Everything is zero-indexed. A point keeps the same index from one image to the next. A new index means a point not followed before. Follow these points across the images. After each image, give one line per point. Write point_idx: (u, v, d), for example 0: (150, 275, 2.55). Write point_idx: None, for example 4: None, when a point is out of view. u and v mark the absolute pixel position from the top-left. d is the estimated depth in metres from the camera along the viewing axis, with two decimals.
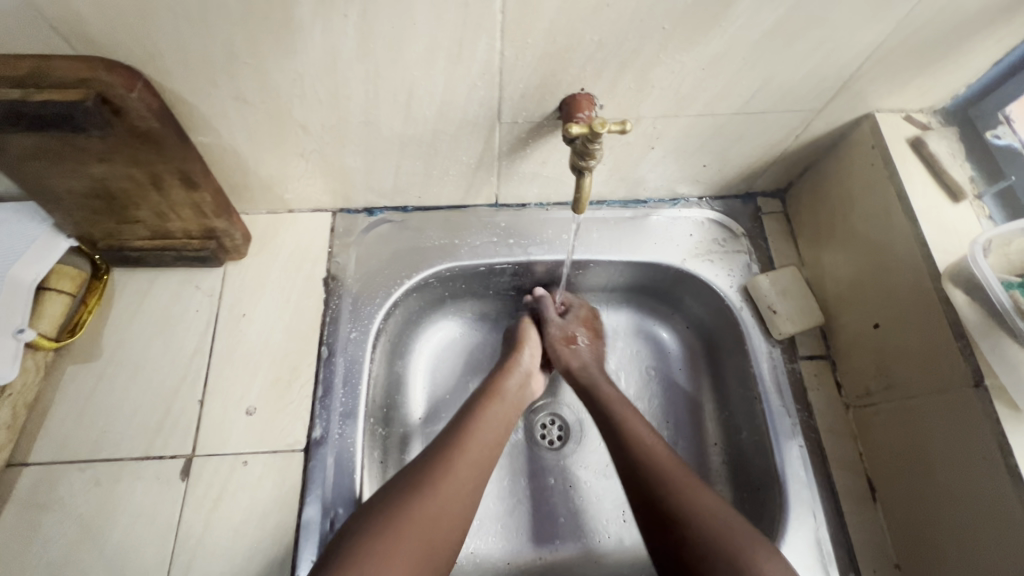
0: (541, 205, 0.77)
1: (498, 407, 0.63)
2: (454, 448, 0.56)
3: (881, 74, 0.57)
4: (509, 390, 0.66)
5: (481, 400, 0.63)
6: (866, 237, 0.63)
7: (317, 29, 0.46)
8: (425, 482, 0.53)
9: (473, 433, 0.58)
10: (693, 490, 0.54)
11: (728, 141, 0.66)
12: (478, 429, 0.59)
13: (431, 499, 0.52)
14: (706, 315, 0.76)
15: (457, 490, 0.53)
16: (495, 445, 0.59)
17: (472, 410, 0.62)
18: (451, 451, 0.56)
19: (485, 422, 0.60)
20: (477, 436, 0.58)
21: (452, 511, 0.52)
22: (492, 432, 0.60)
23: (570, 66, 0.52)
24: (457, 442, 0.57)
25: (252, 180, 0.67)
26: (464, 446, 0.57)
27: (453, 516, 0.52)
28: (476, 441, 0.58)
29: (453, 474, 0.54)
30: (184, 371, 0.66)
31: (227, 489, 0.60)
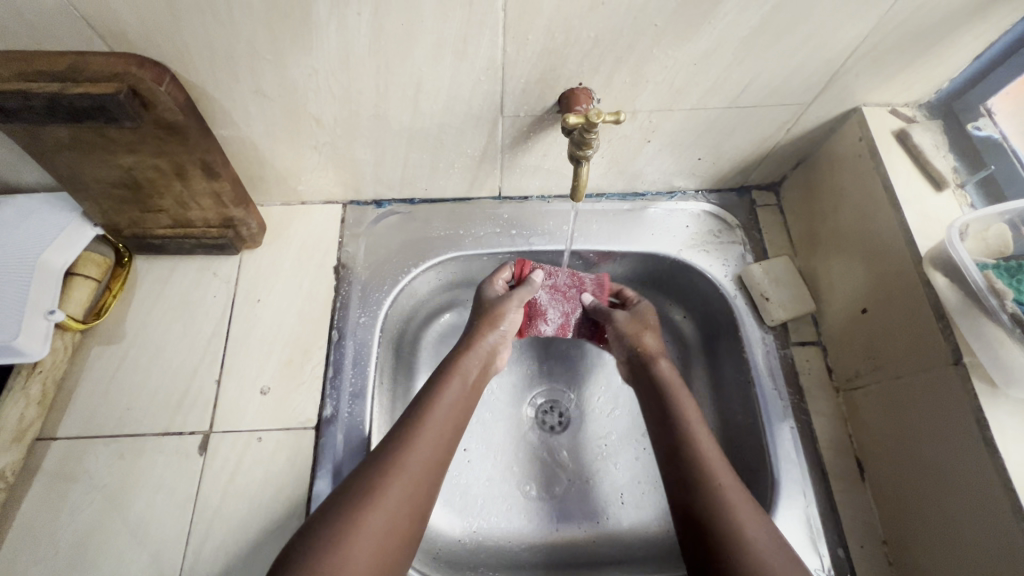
0: (542, 198, 0.80)
1: (455, 387, 0.62)
2: (410, 431, 0.57)
3: (866, 69, 0.59)
4: (471, 369, 0.65)
5: (441, 379, 0.63)
6: (854, 225, 0.66)
7: (332, 26, 0.50)
8: (387, 464, 0.54)
9: (429, 417, 0.59)
10: (736, 493, 0.54)
11: (722, 135, 0.68)
12: (436, 413, 0.59)
13: (393, 481, 0.53)
14: (702, 304, 0.79)
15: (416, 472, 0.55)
16: (455, 424, 0.60)
17: (432, 390, 0.61)
18: (410, 435, 0.57)
19: (443, 403, 0.60)
20: (435, 419, 0.59)
21: (413, 492, 0.54)
22: (448, 413, 0.60)
23: (568, 62, 0.55)
24: (414, 425, 0.58)
25: (268, 172, 0.70)
26: (422, 429, 0.57)
27: (411, 495, 0.54)
28: (434, 425, 0.58)
29: (409, 457, 0.55)
30: (202, 353, 0.69)
31: (242, 463, 0.64)
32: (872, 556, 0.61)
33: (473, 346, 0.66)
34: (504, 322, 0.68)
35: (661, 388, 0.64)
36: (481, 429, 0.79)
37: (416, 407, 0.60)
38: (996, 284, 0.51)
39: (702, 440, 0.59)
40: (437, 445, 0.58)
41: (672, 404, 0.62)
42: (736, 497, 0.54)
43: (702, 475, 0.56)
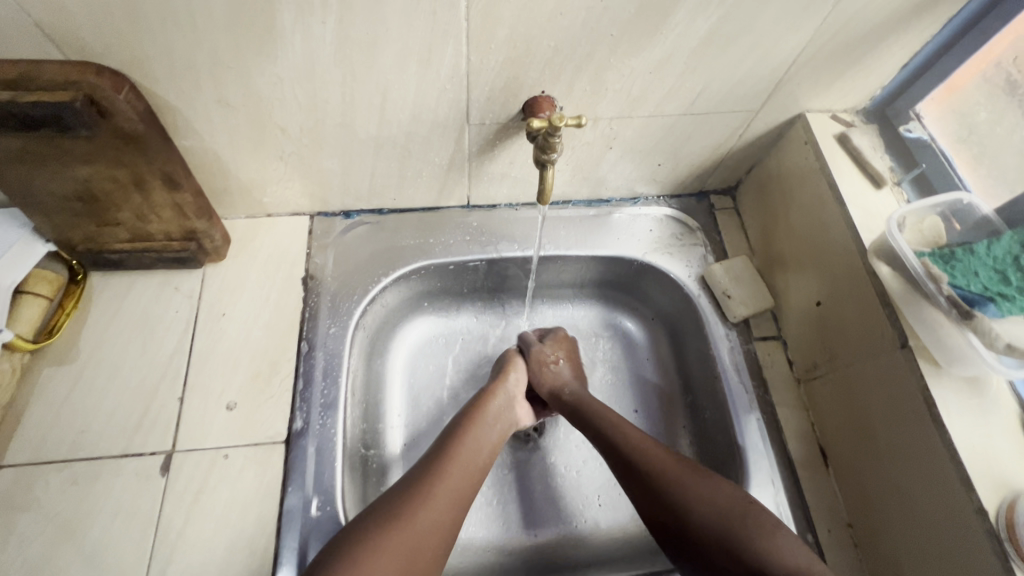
0: (510, 206, 0.81)
1: (487, 417, 0.66)
2: (439, 461, 0.59)
3: (806, 77, 0.64)
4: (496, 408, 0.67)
5: (464, 417, 0.65)
6: (805, 223, 0.69)
7: (296, 35, 0.50)
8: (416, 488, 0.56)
9: (462, 442, 0.62)
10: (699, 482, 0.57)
11: (679, 141, 0.72)
12: (465, 444, 0.62)
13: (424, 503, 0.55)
14: (670, 306, 0.82)
15: (443, 503, 0.56)
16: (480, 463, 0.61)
17: (458, 422, 0.65)
18: (444, 462, 0.59)
19: (472, 434, 0.63)
20: (468, 446, 0.62)
21: (442, 516, 0.55)
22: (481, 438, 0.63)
23: (530, 70, 0.57)
24: (430, 475, 0.58)
25: (232, 184, 0.70)
26: (452, 456, 0.60)
27: (434, 529, 0.54)
28: (466, 451, 0.61)
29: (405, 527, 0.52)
30: (163, 370, 0.67)
31: (209, 482, 0.61)
32: (840, 540, 0.63)
33: (493, 389, 0.69)
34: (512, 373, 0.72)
35: (584, 408, 0.68)
36: None
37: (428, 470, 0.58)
38: (933, 270, 0.54)
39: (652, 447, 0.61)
40: (459, 504, 0.57)
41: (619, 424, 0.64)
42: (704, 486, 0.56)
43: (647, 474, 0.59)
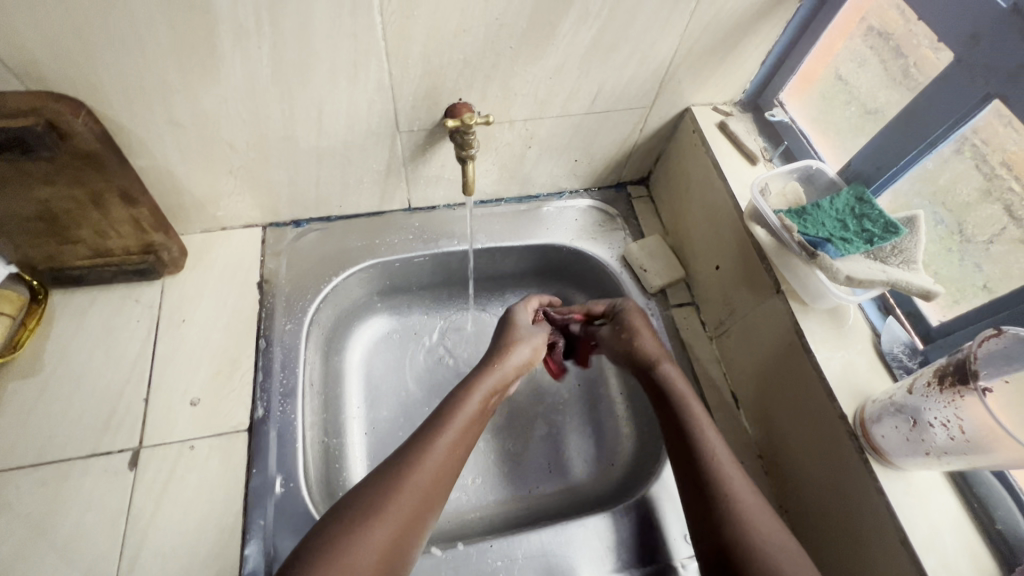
0: (448, 206, 0.90)
1: (482, 390, 0.68)
2: (429, 437, 0.61)
3: (685, 76, 0.75)
4: (493, 384, 0.69)
5: (463, 391, 0.67)
6: (701, 200, 0.80)
7: (235, 60, 0.58)
8: (408, 465, 0.58)
9: (455, 414, 0.64)
10: (743, 483, 0.57)
11: (589, 137, 0.82)
12: (457, 418, 0.64)
13: (413, 483, 0.57)
14: (599, 286, 0.91)
15: (428, 479, 0.58)
16: (466, 439, 0.64)
17: (456, 396, 0.66)
18: (434, 435, 0.61)
19: (467, 409, 0.65)
20: (460, 418, 0.64)
21: (427, 491, 0.58)
22: (473, 414, 0.65)
23: (446, 80, 0.67)
24: (420, 451, 0.60)
25: (186, 200, 0.76)
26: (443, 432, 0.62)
27: (417, 509, 0.56)
28: (457, 425, 0.63)
29: (379, 525, 0.54)
30: (128, 375, 0.71)
31: (176, 471, 0.66)
32: (752, 469, 0.71)
33: (502, 362, 0.71)
34: (520, 346, 0.74)
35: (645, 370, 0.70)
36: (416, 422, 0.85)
37: (404, 462, 0.59)
38: (786, 222, 0.63)
39: (712, 442, 0.61)
40: (430, 491, 0.58)
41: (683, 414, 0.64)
42: (758, 511, 0.55)
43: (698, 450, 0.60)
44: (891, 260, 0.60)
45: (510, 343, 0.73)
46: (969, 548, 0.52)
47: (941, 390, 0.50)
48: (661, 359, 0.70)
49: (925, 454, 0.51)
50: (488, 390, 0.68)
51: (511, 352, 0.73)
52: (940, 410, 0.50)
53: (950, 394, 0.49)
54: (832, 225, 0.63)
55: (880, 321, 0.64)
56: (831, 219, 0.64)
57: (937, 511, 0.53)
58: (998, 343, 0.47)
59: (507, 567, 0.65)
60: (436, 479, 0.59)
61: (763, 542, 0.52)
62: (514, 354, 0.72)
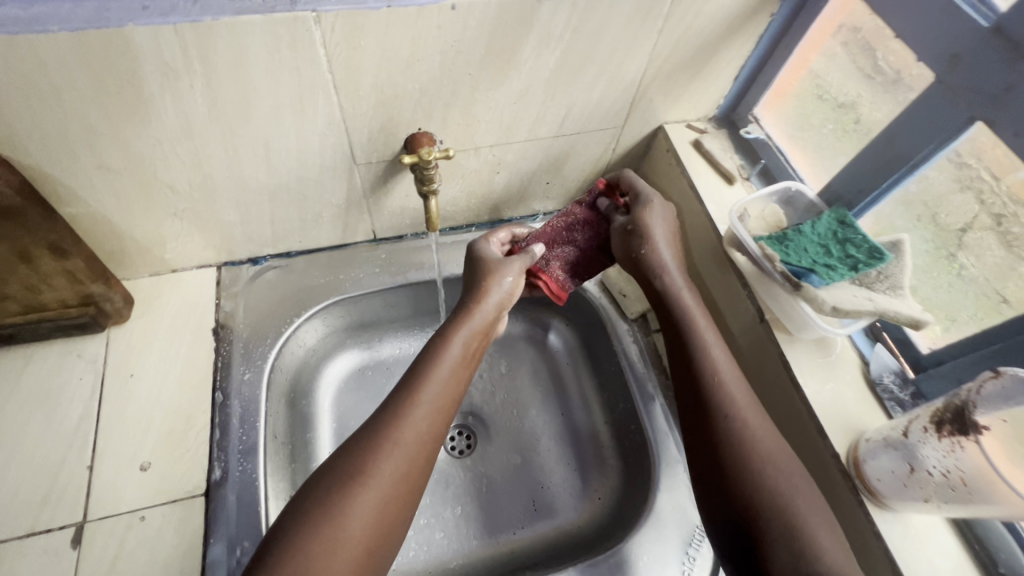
0: (417, 235, 0.85)
1: (463, 336, 0.60)
2: (406, 396, 0.54)
3: (656, 94, 0.72)
4: (475, 326, 0.61)
5: (444, 337, 0.59)
6: (679, 222, 0.77)
7: (166, 100, 0.53)
8: (385, 430, 0.51)
9: (437, 367, 0.56)
10: (758, 424, 0.55)
11: (560, 159, 0.78)
12: (438, 373, 0.56)
13: (392, 448, 0.50)
14: (577, 311, 0.88)
15: (410, 442, 0.51)
16: (453, 394, 0.57)
17: (436, 344, 0.59)
18: (412, 393, 0.54)
19: (449, 358, 0.58)
20: (443, 372, 0.56)
21: (413, 458, 0.51)
22: (456, 363, 0.58)
23: (403, 111, 0.62)
24: (399, 410, 0.53)
25: (128, 245, 0.70)
26: (422, 390, 0.54)
27: (400, 480, 0.50)
28: (440, 378, 0.56)
29: (358, 499, 0.47)
30: (69, 440, 0.65)
31: (124, 547, 0.60)
32: None
33: (480, 306, 0.62)
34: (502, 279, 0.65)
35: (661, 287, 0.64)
36: None
37: (382, 429, 0.51)
38: (768, 250, 0.60)
39: (716, 357, 0.59)
40: (416, 455, 0.51)
41: (689, 330, 0.61)
42: (755, 421, 0.55)
43: (716, 390, 0.57)
44: (877, 285, 0.57)
45: (489, 282, 0.64)
46: None
47: (940, 438, 0.47)
48: (668, 269, 0.64)
49: (925, 499, 0.48)
50: (472, 335, 0.60)
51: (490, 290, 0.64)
52: (939, 459, 0.46)
53: (949, 443, 0.46)
54: (815, 251, 0.60)
55: (869, 349, 0.62)
56: (812, 245, 0.61)
57: (938, 554, 0.51)
58: (994, 386, 0.43)
59: None
60: (421, 445, 0.52)
61: (772, 484, 0.51)
62: (493, 292, 0.63)
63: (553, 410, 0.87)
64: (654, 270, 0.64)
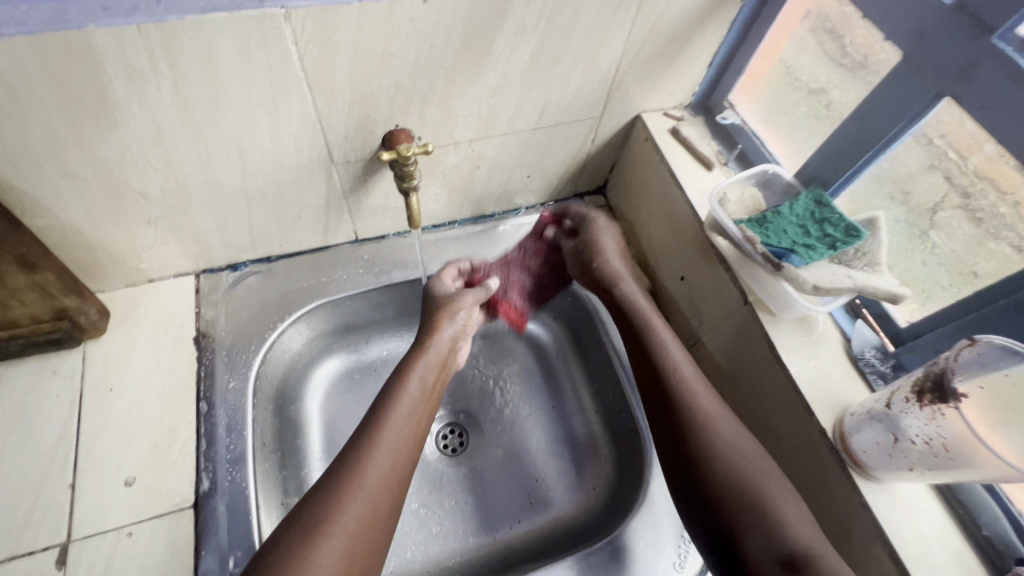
0: (399, 234, 0.84)
1: (421, 369, 0.63)
2: (370, 429, 0.57)
3: (632, 83, 0.72)
4: (431, 361, 0.65)
5: (403, 371, 0.63)
6: (660, 209, 0.78)
7: (133, 103, 0.51)
8: (354, 463, 0.53)
9: (398, 401, 0.60)
10: (738, 441, 0.57)
11: (539, 152, 0.78)
12: (400, 405, 0.59)
13: (361, 480, 0.52)
14: (563, 303, 0.89)
15: (380, 474, 0.54)
16: (416, 423, 0.60)
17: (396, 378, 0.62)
18: (376, 425, 0.57)
19: (409, 391, 0.61)
20: (404, 405, 0.60)
21: (383, 486, 0.53)
22: (416, 395, 0.61)
23: (379, 107, 0.61)
24: (366, 444, 0.55)
25: (101, 256, 0.68)
26: (386, 422, 0.57)
27: (373, 508, 0.52)
28: (402, 412, 0.59)
29: (331, 534, 0.48)
30: (49, 460, 0.63)
31: (112, 565, 0.58)
32: None
33: (434, 339, 0.67)
34: (457, 314, 0.70)
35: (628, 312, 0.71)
36: None
37: (346, 471, 0.53)
38: (748, 233, 0.61)
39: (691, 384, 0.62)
40: (385, 485, 0.53)
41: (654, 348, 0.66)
42: (720, 420, 0.59)
43: (683, 411, 0.60)
44: (856, 263, 0.59)
45: (445, 317, 0.69)
46: (959, 556, 0.50)
47: (922, 406, 0.48)
48: (622, 279, 0.75)
49: (908, 468, 0.49)
50: (428, 373, 0.64)
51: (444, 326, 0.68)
52: (922, 427, 0.48)
53: (930, 411, 0.47)
54: (795, 232, 0.61)
55: (850, 325, 0.63)
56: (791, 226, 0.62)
57: (925, 522, 0.52)
58: (969, 353, 0.46)
59: None
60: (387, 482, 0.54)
61: (755, 496, 0.54)
62: (447, 327, 0.68)
63: (545, 403, 0.87)
64: (609, 283, 0.74)
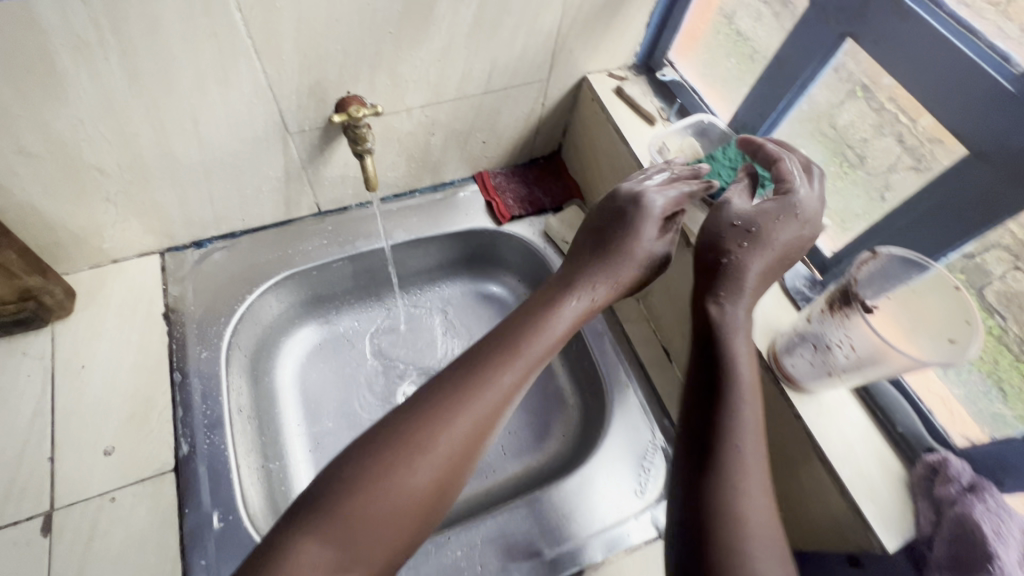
0: (361, 205, 0.87)
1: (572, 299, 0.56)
2: (487, 370, 0.48)
3: (575, 44, 0.75)
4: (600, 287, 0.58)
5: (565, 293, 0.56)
6: (609, 166, 0.82)
7: (82, 74, 0.52)
8: (447, 407, 0.46)
9: (526, 342, 0.51)
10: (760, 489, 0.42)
11: (492, 117, 0.81)
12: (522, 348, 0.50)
13: (446, 428, 0.45)
14: (524, 263, 0.92)
15: (466, 428, 0.45)
16: (519, 385, 0.49)
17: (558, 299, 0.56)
18: (493, 369, 0.48)
19: (563, 317, 0.54)
20: (526, 350, 0.51)
21: (468, 443, 0.45)
22: (551, 341, 0.53)
23: (329, 73, 0.63)
24: (463, 390, 0.47)
25: (62, 236, 0.69)
26: (501, 362, 0.49)
27: (447, 467, 0.44)
28: (513, 363, 0.50)
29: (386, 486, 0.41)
30: (25, 435, 0.65)
31: (98, 529, 0.61)
32: None
33: (581, 275, 0.58)
34: (631, 244, 0.59)
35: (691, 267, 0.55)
36: (352, 419, 0.83)
37: (449, 396, 0.46)
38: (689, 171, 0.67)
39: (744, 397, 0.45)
40: (475, 432, 0.46)
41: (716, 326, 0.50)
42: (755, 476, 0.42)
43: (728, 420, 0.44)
44: None
45: (621, 242, 0.59)
46: (879, 454, 0.56)
47: (833, 314, 0.54)
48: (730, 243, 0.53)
49: (828, 374, 0.55)
50: (608, 291, 0.58)
51: (604, 263, 0.59)
52: (834, 333, 0.53)
53: (839, 317, 0.53)
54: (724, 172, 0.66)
55: None
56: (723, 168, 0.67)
57: (849, 425, 0.58)
58: (874, 264, 0.52)
59: (469, 556, 0.65)
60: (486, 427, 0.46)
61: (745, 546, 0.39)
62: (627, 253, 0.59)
63: None
64: (727, 287, 0.51)
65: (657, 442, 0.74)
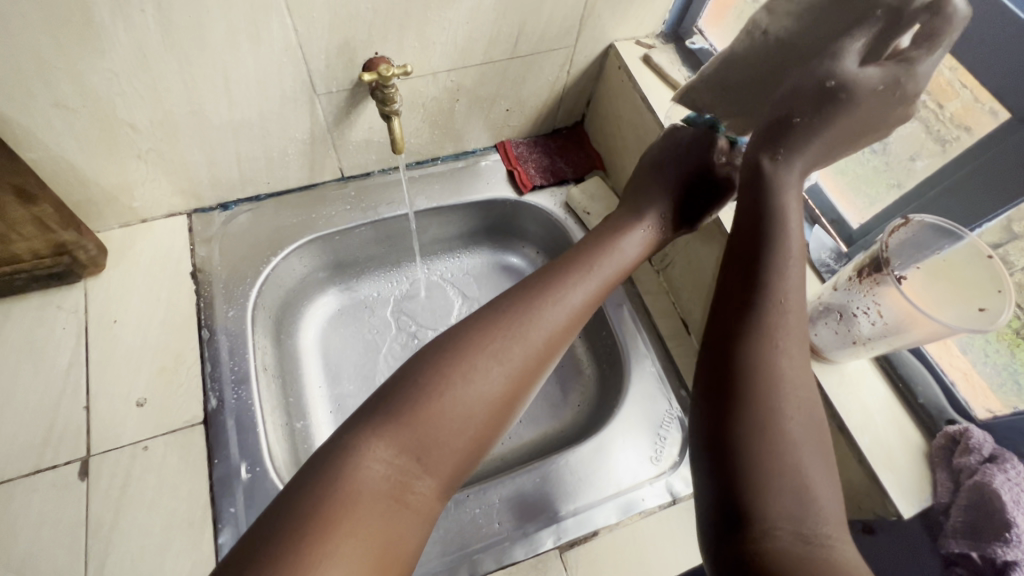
0: (383, 171, 0.87)
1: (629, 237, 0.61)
2: (550, 290, 0.53)
3: (605, 10, 0.74)
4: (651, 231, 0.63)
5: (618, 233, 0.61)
6: (633, 136, 0.82)
7: (118, 27, 0.53)
8: (519, 321, 0.50)
9: (585, 273, 0.55)
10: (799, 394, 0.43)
11: (517, 83, 0.81)
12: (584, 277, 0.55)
13: (518, 340, 0.49)
14: (544, 233, 0.92)
15: (534, 342, 0.49)
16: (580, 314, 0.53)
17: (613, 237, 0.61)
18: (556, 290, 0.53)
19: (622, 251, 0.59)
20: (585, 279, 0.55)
21: (534, 357, 0.49)
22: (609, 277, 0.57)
23: (358, 33, 0.63)
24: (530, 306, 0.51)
25: (95, 192, 0.70)
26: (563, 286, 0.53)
27: (516, 377, 0.47)
28: (574, 287, 0.54)
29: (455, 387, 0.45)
30: (62, 384, 0.67)
31: (132, 475, 0.63)
32: None
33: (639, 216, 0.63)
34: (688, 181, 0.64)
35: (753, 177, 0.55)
36: (371, 379, 0.85)
37: (513, 315, 0.50)
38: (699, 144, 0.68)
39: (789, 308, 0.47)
40: (543, 348, 0.49)
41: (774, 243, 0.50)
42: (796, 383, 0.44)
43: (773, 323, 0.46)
44: None
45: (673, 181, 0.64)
46: (898, 424, 0.57)
47: (861, 282, 0.54)
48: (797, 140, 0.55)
49: (852, 343, 0.55)
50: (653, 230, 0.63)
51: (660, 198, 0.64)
52: (861, 300, 0.54)
53: (868, 284, 0.54)
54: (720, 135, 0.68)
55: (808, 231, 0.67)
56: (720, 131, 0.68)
57: (869, 396, 0.58)
58: (905, 232, 0.52)
59: (486, 514, 0.66)
60: (547, 351, 0.50)
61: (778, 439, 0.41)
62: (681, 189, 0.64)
63: None
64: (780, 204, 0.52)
65: (674, 411, 0.75)
